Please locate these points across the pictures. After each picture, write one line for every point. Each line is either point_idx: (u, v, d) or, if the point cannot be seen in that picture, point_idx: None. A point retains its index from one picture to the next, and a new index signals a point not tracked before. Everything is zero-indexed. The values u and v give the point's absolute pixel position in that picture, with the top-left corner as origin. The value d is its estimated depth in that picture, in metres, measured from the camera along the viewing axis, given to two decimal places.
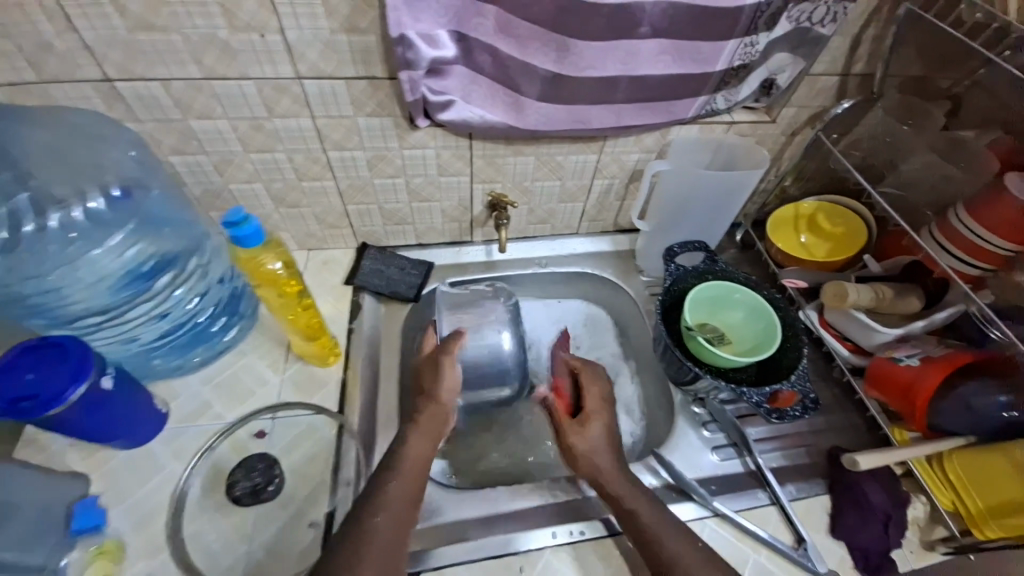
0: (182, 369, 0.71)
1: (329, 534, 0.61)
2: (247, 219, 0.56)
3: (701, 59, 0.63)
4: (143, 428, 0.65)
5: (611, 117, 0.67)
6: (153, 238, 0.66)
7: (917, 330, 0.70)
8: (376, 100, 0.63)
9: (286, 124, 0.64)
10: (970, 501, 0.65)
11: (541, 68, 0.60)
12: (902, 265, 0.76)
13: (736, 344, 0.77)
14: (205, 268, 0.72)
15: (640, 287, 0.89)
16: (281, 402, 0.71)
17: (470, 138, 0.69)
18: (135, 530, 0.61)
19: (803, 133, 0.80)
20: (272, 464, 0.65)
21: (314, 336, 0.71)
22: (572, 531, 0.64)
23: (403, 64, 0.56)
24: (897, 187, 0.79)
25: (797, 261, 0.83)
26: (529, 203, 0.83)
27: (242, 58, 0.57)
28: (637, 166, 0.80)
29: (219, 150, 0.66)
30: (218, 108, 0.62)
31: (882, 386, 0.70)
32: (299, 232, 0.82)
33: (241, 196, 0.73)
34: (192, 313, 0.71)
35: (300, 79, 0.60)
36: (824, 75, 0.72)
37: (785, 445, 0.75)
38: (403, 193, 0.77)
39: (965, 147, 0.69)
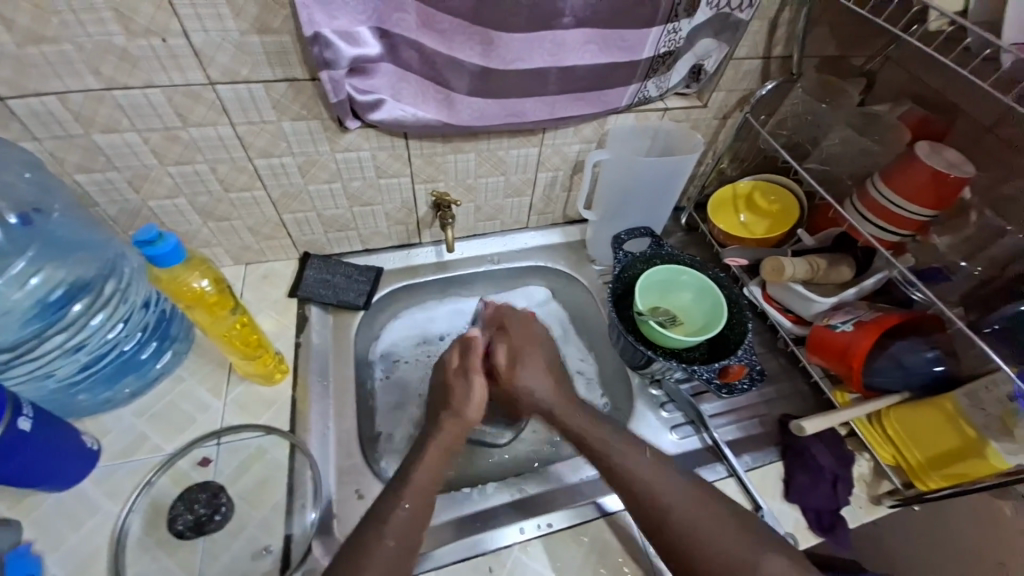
0: (112, 403, 0.67)
1: (287, 558, 0.58)
2: (162, 236, 0.53)
3: (627, 48, 0.63)
4: (72, 469, 0.60)
5: (545, 109, 0.67)
6: (61, 263, 0.61)
7: (850, 297, 0.74)
8: (300, 103, 0.60)
9: (203, 133, 0.61)
10: (911, 455, 0.68)
11: (468, 63, 0.59)
12: (834, 236, 0.79)
13: (687, 325, 0.79)
14: (124, 292, 0.66)
15: (593, 276, 0.90)
16: (227, 426, 0.67)
17: (406, 137, 0.68)
18: None
19: (734, 116, 0.83)
20: (218, 492, 0.62)
21: (255, 354, 0.67)
22: (540, 524, 0.64)
23: (321, 63, 0.54)
24: (821, 162, 0.80)
25: (737, 240, 0.86)
26: (475, 201, 0.82)
27: (144, 65, 0.53)
28: (579, 157, 0.80)
29: (132, 165, 0.62)
30: (124, 120, 0.57)
31: (822, 352, 0.73)
32: (233, 246, 0.78)
33: (163, 212, 0.69)
34: (115, 342, 0.66)
35: (213, 84, 0.56)
36: (747, 59, 0.74)
37: (738, 417, 0.77)
38: (342, 198, 0.75)
39: (879, 119, 0.75)
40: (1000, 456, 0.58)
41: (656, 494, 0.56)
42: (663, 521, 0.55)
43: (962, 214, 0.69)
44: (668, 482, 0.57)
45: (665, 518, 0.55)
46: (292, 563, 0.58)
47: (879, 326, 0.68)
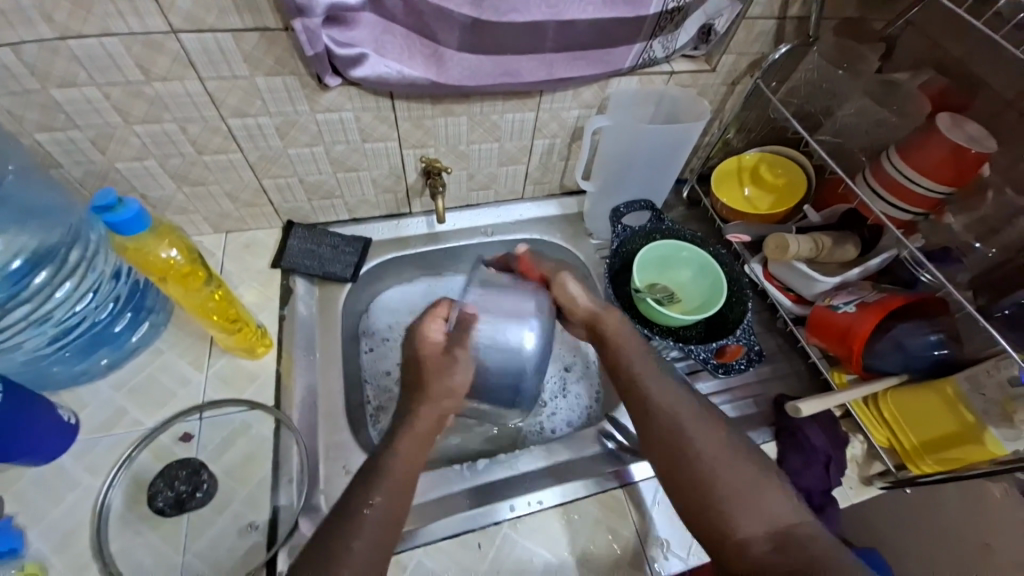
0: (88, 376, 0.64)
1: (274, 538, 0.57)
2: (123, 202, 0.49)
3: (633, 1, 0.58)
4: (51, 444, 0.58)
5: (542, 69, 0.61)
6: (22, 229, 0.57)
7: (854, 277, 0.71)
8: (274, 57, 0.55)
9: (170, 89, 0.56)
10: (905, 438, 0.67)
11: (457, 14, 0.54)
12: (840, 213, 0.76)
13: (686, 302, 0.77)
14: (91, 262, 0.62)
15: (590, 250, 0.87)
16: (209, 400, 0.65)
17: (392, 98, 0.63)
18: (57, 550, 0.55)
19: (744, 82, 0.78)
20: (199, 469, 0.60)
21: (234, 328, 0.64)
22: (531, 502, 0.63)
23: (294, 10, 0.49)
24: (833, 134, 0.78)
25: (740, 215, 0.82)
26: (467, 168, 0.78)
27: (98, 10, 0.48)
28: (578, 123, 0.75)
29: (94, 123, 0.58)
30: (82, 73, 0.52)
31: (822, 333, 0.71)
32: (211, 213, 0.74)
33: (133, 176, 0.65)
34: (85, 314, 0.63)
35: (176, 33, 0.51)
36: (761, 18, 0.68)
37: (734, 397, 0.76)
38: (326, 163, 0.70)
39: (899, 88, 0.71)
40: (999, 443, 0.57)
41: (662, 409, 0.53)
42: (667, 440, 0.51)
43: (979, 194, 0.65)
44: (680, 402, 0.54)
45: (669, 445, 0.50)
46: (278, 538, 0.57)
47: (886, 307, 0.66)
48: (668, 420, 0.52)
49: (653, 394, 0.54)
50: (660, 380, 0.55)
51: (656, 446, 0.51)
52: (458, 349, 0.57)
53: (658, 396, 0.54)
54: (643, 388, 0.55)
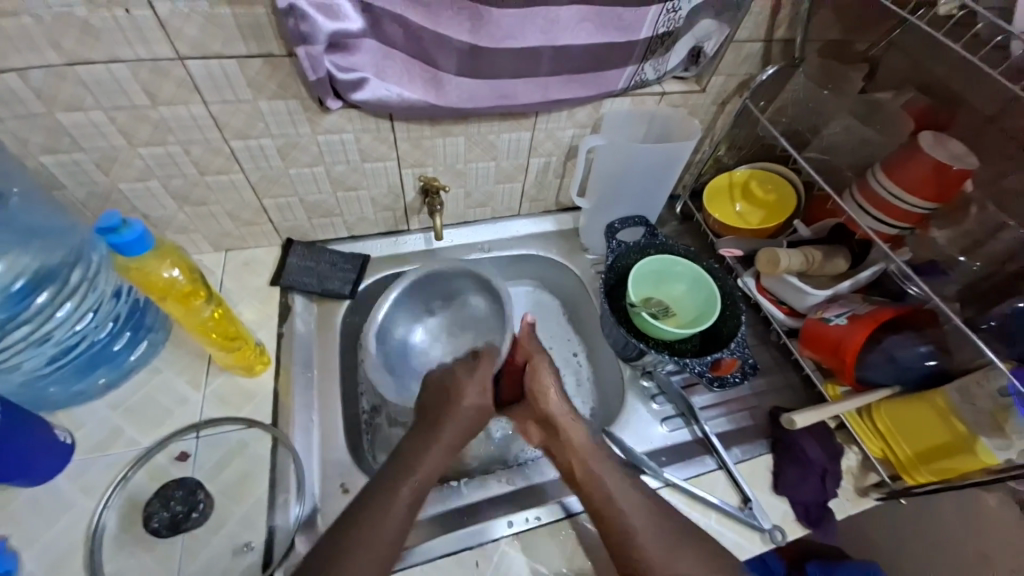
0: (85, 395, 0.64)
1: (270, 560, 0.57)
2: (127, 224, 0.49)
3: (625, 27, 0.61)
4: (46, 465, 0.58)
5: (538, 92, 0.63)
6: (25, 249, 0.57)
7: (844, 290, 0.73)
8: (277, 81, 0.57)
9: (175, 112, 0.57)
10: (899, 448, 0.68)
11: (456, 40, 0.56)
12: (829, 228, 0.78)
13: (681, 316, 0.78)
14: (92, 281, 0.63)
15: (586, 265, 0.88)
16: (207, 419, 0.65)
17: (391, 119, 0.64)
18: (50, 574, 0.54)
19: (733, 102, 0.80)
20: (195, 489, 0.59)
21: (234, 346, 0.65)
22: (528, 518, 0.63)
23: (298, 38, 0.51)
24: (820, 152, 0.80)
25: (732, 230, 0.84)
26: (465, 186, 0.79)
27: (106, 38, 0.49)
28: (573, 142, 0.77)
29: (98, 146, 0.59)
30: (88, 98, 0.54)
31: (815, 345, 0.73)
32: (211, 231, 0.74)
33: (135, 196, 0.66)
34: (84, 334, 0.63)
35: (182, 59, 0.52)
36: (748, 41, 0.71)
37: (729, 410, 0.77)
38: (326, 182, 0.71)
39: (882, 109, 0.73)
40: (990, 452, 0.59)
41: (627, 523, 0.55)
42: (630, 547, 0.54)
43: (963, 209, 0.66)
44: (646, 513, 0.56)
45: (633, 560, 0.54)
46: (276, 559, 0.57)
47: (875, 319, 0.67)
48: (634, 533, 0.55)
49: (624, 510, 0.56)
50: (621, 488, 0.58)
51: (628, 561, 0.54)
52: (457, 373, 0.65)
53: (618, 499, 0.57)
54: (614, 503, 0.57)
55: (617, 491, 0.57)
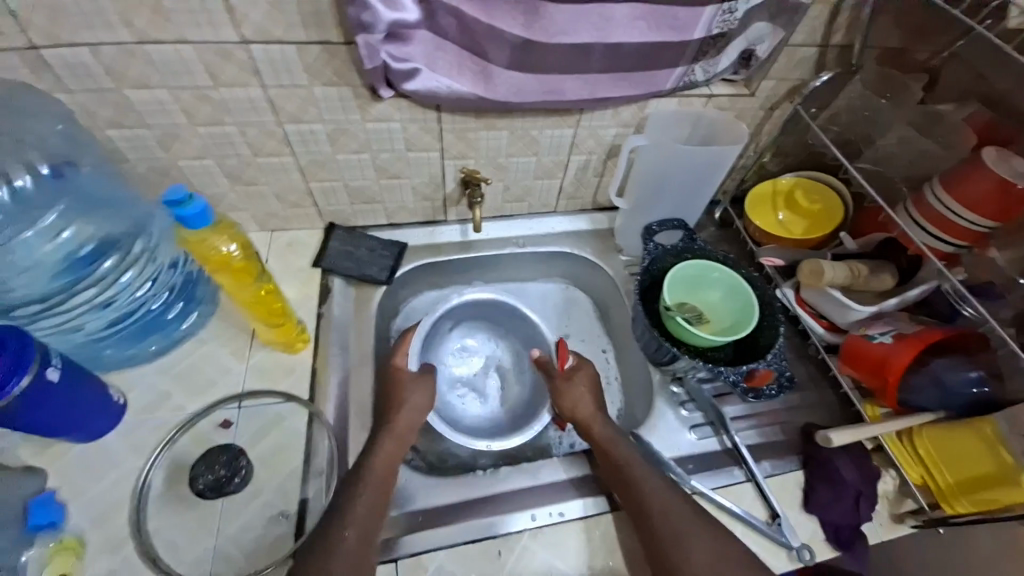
0: (137, 359, 0.67)
1: (302, 530, 0.59)
2: (191, 198, 0.52)
3: (678, 26, 0.60)
4: (100, 421, 0.61)
5: (585, 89, 0.63)
6: (91, 219, 0.62)
7: (890, 307, 0.70)
8: (332, 68, 0.59)
9: (235, 94, 0.60)
10: (940, 476, 0.65)
11: (508, 34, 0.56)
12: (876, 242, 0.76)
13: (714, 322, 0.77)
14: (152, 252, 0.66)
15: (619, 266, 0.88)
16: (247, 391, 0.68)
17: (438, 110, 0.65)
18: (95, 525, 0.58)
19: (782, 107, 0.78)
20: (237, 456, 0.62)
21: (277, 322, 0.67)
22: (552, 513, 0.64)
23: (357, 27, 0.52)
24: (872, 162, 0.78)
25: (774, 238, 0.82)
26: (504, 180, 0.80)
27: (177, 20, 0.52)
28: (615, 141, 0.77)
29: (162, 123, 0.62)
30: (156, 77, 0.57)
31: (856, 363, 0.70)
32: (259, 211, 0.77)
33: (192, 173, 0.69)
34: (142, 301, 0.66)
35: (246, 44, 0.55)
36: (803, 46, 0.69)
37: (760, 423, 0.75)
38: (370, 169, 0.73)
39: (943, 120, 0.70)
40: None
41: (666, 517, 0.58)
42: (663, 544, 0.57)
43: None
44: (683, 511, 0.59)
45: (665, 549, 0.57)
46: (307, 530, 0.59)
47: (921, 340, 0.65)
48: (672, 525, 0.58)
49: (659, 506, 0.59)
50: (658, 486, 0.61)
51: (665, 555, 0.56)
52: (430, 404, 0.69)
53: (655, 497, 0.60)
54: (649, 499, 0.60)
55: (654, 486, 0.60)
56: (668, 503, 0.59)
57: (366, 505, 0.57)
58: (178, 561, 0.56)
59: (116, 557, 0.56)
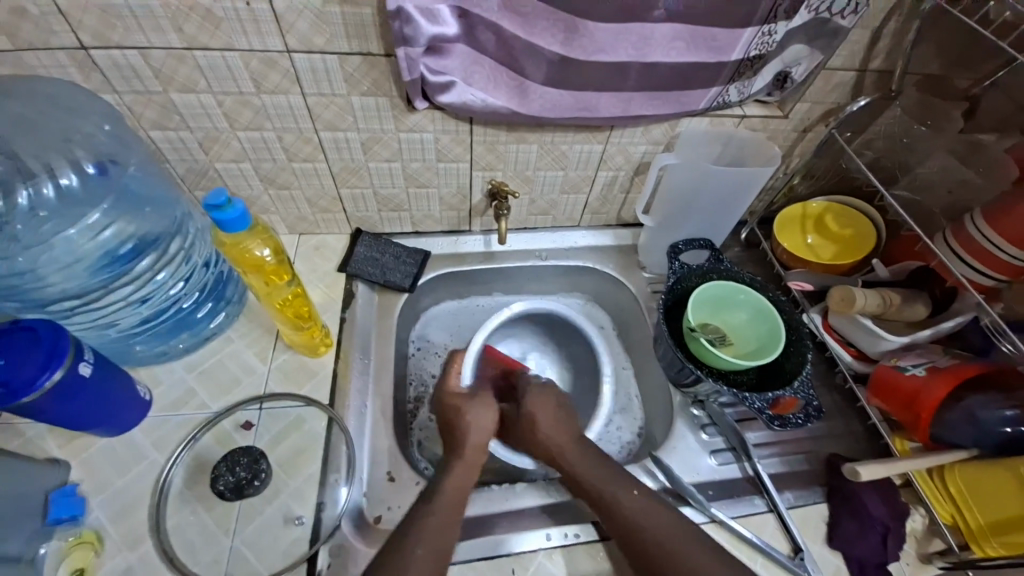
0: (165, 356, 0.69)
1: (316, 535, 0.59)
2: (231, 202, 0.53)
3: (716, 47, 0.60)
4: (126, 416, 0.62)
5: (619, 106, 0.63)
6: (133, 217, 0.62)
7: (923, 339, 0.69)
8: (371, 79, 0.60)
9: (275, 101, 0.61)
10: (970, 515, 0.62)
11: (547, 51, 0.57)
12: (910, 270, 0.74)
13: (739, 345, 0.75)
14: (187, 251, 0.68)
15: (642, 283, 0.87)
16: (269, 392, 0.68)
17: (471, 122, 0.66)
18: (114, 521, 0.58)
19: (816, 130, 0.77)
20: (258, 458, 0.63)
21: (304, 325, 0.68)
22: (566, 533, 0.63)
23: (400, 40, 0.53)
24: (909, 190, 0.77)
25: (803, 262, 0.80)
26: (531, 193, 0.80)
27: (227, 27, 0.53)
28: (644, 159, 0.76)
29: (204, 126, 0.63)
30: (202, 81, 0.58)
31: (886, 394, 0.69)
32: (289, 215, 0.79)
33: (228, 176, 0.71)
34: (175, 299, 0.68)
35: (290, 52, 0.56)
36: (841, 69, 0.68)
37: (784, 450, 0.73)
38: (400, 178, 0.74)
39: (984, 151, 0.68)
40: None
41: (648, 534, 0.54)
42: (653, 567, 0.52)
43: None
44: (669, 527, 0.54)
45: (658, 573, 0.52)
46: (321, 536, 0.59)
47: (957, 375, 0.63)
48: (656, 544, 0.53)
49: (642, 524, 0.55)
50: (633, 504, 0.56)
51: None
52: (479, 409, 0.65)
53: (637, 517, 0.55)
54: (628, 521, 0.55)
55: (628, 505, 0.56)
56: (652, 522, 0.55)
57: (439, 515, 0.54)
58: (194, 560, 0.57)
59: (133, 553, 0.57)
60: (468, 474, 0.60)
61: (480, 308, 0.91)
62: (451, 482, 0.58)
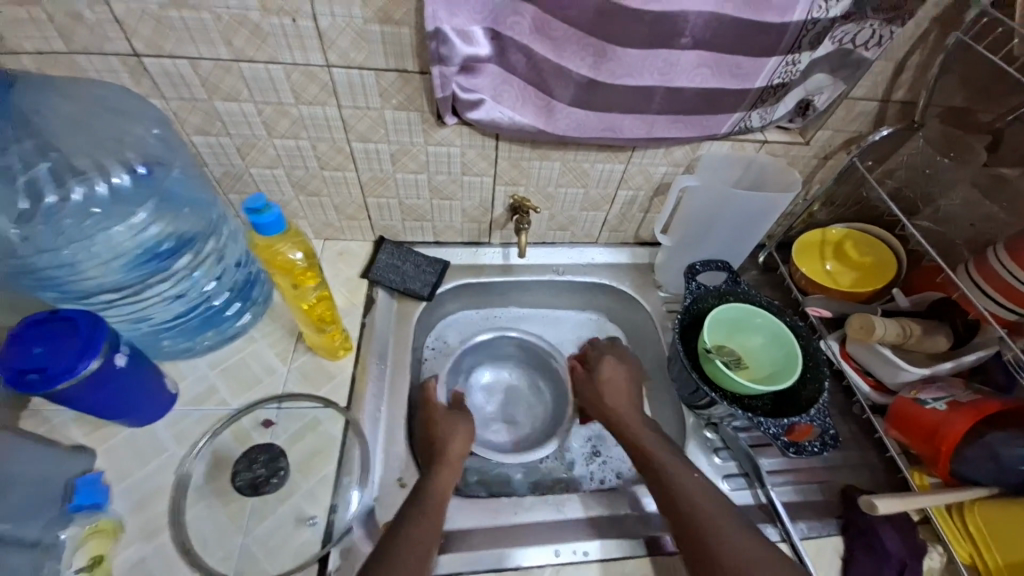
0: (191, 352, 0.71)
1: (327, 537, 0.60)
2: (269, 207, 0.55)
3: (741, 74, 0.61)
4: (153, 409, 0.64)
5: (642, 128, 0.65)
6: (173, 217, 0.65)
7: (944, 371, 0.68)
8: (405, 94, 0.62)
9: (312, 111, 0.64)
10: (990, 557, 0.60)
11: (576, 73, 0.58)
12: (931, 301, 0.73)
13: (753, 370, 0.75)
14: (222, 251, 0.71)
15: (658, 303, 0.87)
16: (288, 392, 0.70)
17: (497, 138, 0.68)
18: (132, 511, 0.60)
19: (837, 157, 0.78)
20: (277, 457, 0.64)
21: (326, 328, 0.70)
22: (575, 550, 0.63)
23: (436, 59, 0.56)
24: (932, 222, 0.76)
25: (821, 288, 0.80)
26: (552, 209, 0.82)
27: (273, 42, 0.56)
28: (664, 179, 0.78)
29: (243, 133, 0.66)
30: (245, 91, 0.61)
31: (905, 428, 0.68)
32: (316, 221, 0.81)
33: (262, 181, 0.73)
34: (207, 296, 0.70)
35: (330, 67, 0.59)
36: (863, 100, 0.69)
37: (798, 479, 0.73)
38: (425, 189, 0.76)
39: (1008, 185, 0.68)
40: None
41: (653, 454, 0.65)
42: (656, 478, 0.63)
43: None
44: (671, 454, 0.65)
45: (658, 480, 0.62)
46: (332, 537, 0.59)
47: (979, 411, 0.63)
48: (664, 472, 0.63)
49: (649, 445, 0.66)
50: (697, 483, 0.61)
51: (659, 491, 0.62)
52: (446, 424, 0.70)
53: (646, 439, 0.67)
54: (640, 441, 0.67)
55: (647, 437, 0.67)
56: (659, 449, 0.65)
57: (420, 522, 0.56)
58: (208, 552, 0.58)
59: (149, 543, 0.58)
60: (449, 484, 0.63)
61: (495, 320, 0.92)
62: (437, 488, 0.61)
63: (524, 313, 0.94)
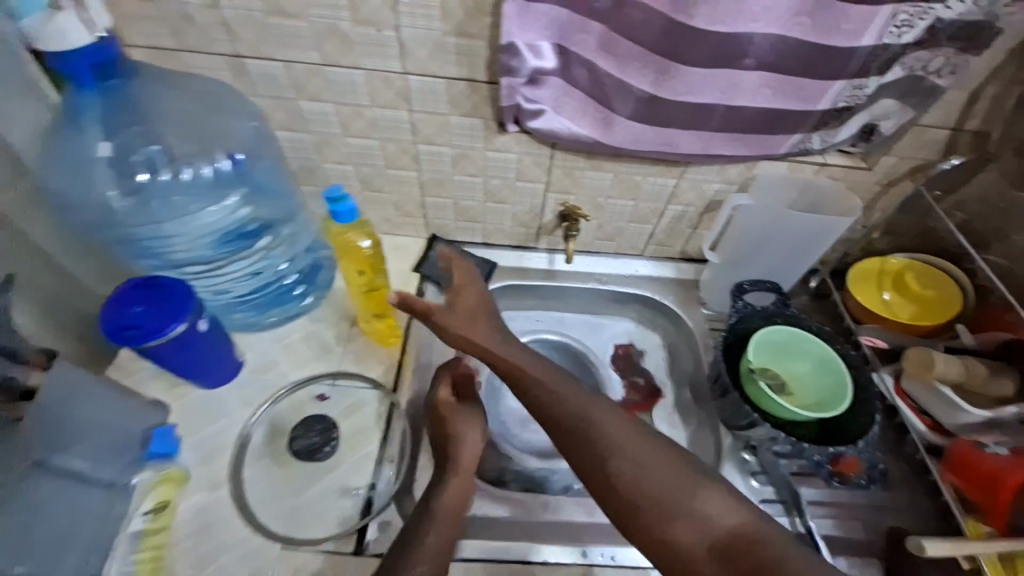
0: (257, 326, 0.77)
1: (368, 509, 0.64)
2: (344, 198, 0.60)
3: (804, 97, 0.61)
4: (220, 374, 0.71)
5: (699, 144, 0.66)
6: (261, 202, 0.73)
7: (1010, 417, 0.65)
8: (471, 101, 0.66)
9: (384, 114, 0.69)
10: None
11: (636, 89, 0.61)
12: (999, 342, 0.71)
13: (798, 396, 0.73)
14: (296, 237, 0.78)
15: (701, 320, 0.87)
16: (342, 370, 0.75)
17: (553, 148, 0.71)
18: (199, 464, 0.66)
19: (902, 185, 0.76)
20: (330, 427, 0.69)
21: (382, 315, 0.76)
22: (603, 552, 0.63)
23: (505, 71, 0.59)
24: (1004, 256, 0.73)
25: (877, 319, 0.78)
26: (600, 219, 0.84)
27: (358, 50, 0.62)
28: (716, 197, 0.78)
29: (321, 131, 0.72)
30: (328, 93, 0.67)
31: (963, 472, 0.65)
32: (376, 216, 0.87)
33: (333, 175, 0.79)
34: (279, 276, 0.77)
35: (406, 74, 0.64)
36: (934, 127, 0.67)
37: (838, 512, 0.70)
38: (480, 192, 0.80)
39: None
40: None
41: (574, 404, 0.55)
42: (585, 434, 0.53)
43: None
44: (598, 404, 0.55)
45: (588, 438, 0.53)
46: (372, 510, 0.63)
47: None
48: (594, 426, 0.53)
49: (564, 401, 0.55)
50: (615, 417, 0.54)
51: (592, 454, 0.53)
52: (461, 425, 0.64)
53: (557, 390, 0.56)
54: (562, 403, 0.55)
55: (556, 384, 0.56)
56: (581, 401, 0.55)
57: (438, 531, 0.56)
58: (262, 509, 0.64)
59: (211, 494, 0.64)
60: (462, 489, 0.60)
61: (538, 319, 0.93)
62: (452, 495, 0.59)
63: (568, 316, 0.94)
